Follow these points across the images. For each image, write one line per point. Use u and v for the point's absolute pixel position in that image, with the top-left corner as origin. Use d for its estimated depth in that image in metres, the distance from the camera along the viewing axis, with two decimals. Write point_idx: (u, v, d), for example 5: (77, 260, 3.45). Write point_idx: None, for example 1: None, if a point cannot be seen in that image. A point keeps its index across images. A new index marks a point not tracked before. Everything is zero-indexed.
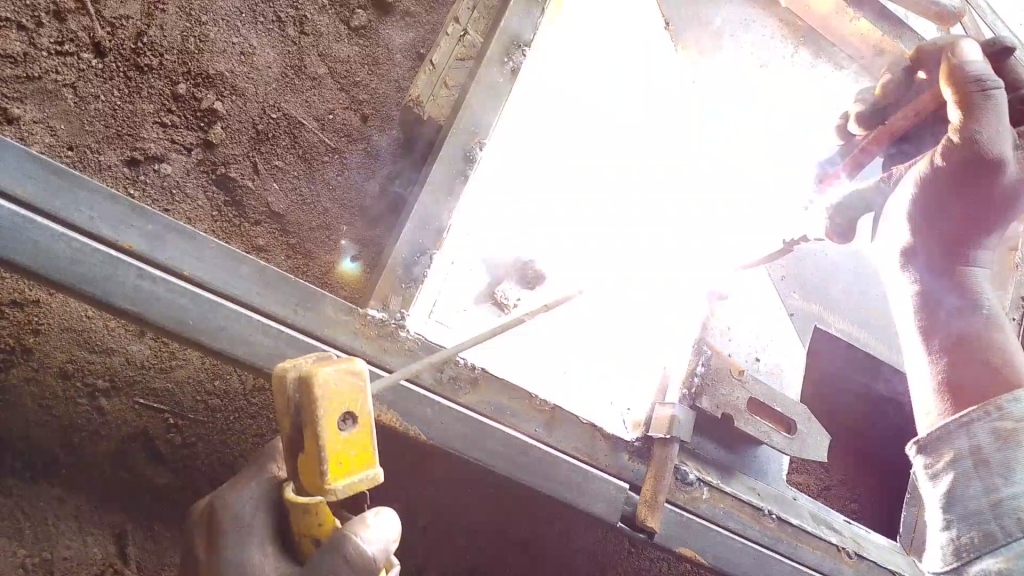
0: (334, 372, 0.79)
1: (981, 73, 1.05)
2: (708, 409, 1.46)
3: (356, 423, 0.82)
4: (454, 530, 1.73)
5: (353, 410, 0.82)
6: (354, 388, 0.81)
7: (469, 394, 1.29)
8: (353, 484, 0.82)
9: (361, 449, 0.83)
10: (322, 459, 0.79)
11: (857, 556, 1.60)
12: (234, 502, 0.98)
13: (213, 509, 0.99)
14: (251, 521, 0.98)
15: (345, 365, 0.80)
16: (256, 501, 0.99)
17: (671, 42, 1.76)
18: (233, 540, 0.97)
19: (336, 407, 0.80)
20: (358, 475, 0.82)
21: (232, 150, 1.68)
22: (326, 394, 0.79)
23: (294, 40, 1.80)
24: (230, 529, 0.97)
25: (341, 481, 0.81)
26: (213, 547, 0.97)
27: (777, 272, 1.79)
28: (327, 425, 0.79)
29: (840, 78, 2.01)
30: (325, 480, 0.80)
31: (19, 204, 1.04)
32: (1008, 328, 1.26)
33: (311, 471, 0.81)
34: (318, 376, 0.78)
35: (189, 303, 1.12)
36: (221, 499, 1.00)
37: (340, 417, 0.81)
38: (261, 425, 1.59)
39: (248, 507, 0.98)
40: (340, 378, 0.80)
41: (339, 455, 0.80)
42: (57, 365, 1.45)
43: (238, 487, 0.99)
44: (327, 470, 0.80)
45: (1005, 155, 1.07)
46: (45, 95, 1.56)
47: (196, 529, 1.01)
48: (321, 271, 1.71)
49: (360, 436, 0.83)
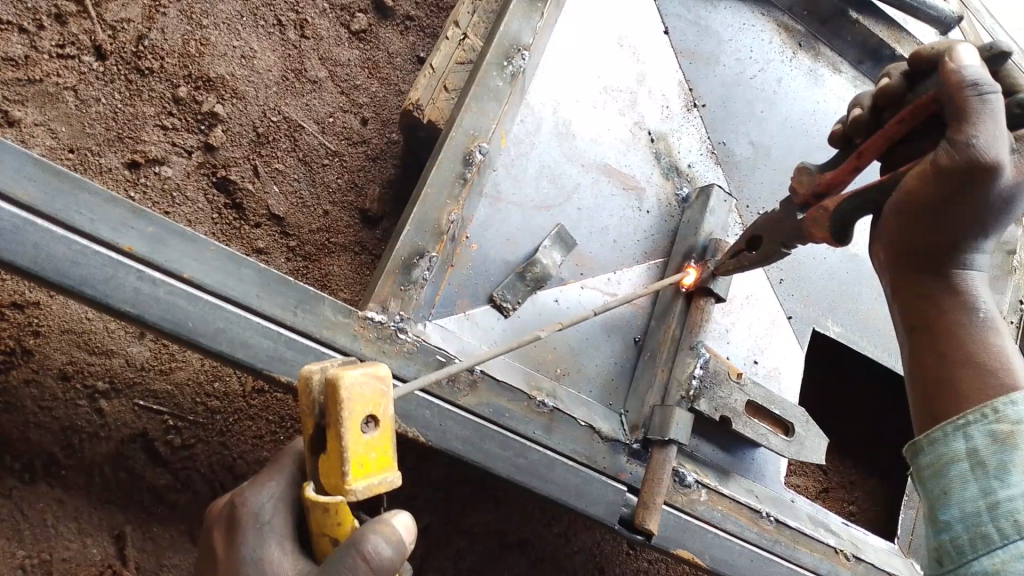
0: (360, 376, 0.79)
1: (975, 76, 1.00)
2: (706, 411, 1.48)
3: (378, 426, 0.82)
4: (453, 533, 1.73)
5: (376, 413, 0.82)
6: (378, 392, 0.81)
7: (468, 396, 1.29)
8: (373, 486, 0.82)
9: (382, 452, 0.83)
10: (344, 461, 0.79)
11: (855, 558, 1.60)
12: (254, 501, 1.00)
13: (234, 506, 1.01)
14: (269, 520, 0.99)
15: (371, 370, 0.81)
16: (277, 500, 1.01)
17: (670, 48, 1.77)
18: (252, 536, 0.97)
19: (360, 410, 0.80)
20: (379, 477, 0.82)
21: (232, 153, 1.69)
22: (350, 396, 0.79)
23: (294, 43, 1.81)
24: (250, 527, 0.98)
25: (361, 482, 0.81)
26: (230, 545, 0.99)
27: (775, 275, 1.80)
28: (351, 427, 0.79)
29: (838, 82, 2.02)
30: (346, 481, 0.80)
31: (20, 207, 1.05)
32: (1006, 335, 1.08)
33: (333, 471, 0.81)
34: (345, 379, 0.78)
35: (188, 305, 1.12)
36: (239, 499, 1.01)
37: (363, 420, 0.81)
38: (261, 427, 1.60)
39: (269, 506, 1.00)
40: (365, 382, 0.80)
41: (361, 457, 0.80)
42: (57, 367, 1.45)
43: (258, 486, 1.01)
44: (349, 471, 0.80)
45: (1001, 163, 0.99)
46: (46, 97, 1.57)
47: (215, 526, 1.03)
48: (321, 274, 1.72)
49: (381, 439, 0.83)
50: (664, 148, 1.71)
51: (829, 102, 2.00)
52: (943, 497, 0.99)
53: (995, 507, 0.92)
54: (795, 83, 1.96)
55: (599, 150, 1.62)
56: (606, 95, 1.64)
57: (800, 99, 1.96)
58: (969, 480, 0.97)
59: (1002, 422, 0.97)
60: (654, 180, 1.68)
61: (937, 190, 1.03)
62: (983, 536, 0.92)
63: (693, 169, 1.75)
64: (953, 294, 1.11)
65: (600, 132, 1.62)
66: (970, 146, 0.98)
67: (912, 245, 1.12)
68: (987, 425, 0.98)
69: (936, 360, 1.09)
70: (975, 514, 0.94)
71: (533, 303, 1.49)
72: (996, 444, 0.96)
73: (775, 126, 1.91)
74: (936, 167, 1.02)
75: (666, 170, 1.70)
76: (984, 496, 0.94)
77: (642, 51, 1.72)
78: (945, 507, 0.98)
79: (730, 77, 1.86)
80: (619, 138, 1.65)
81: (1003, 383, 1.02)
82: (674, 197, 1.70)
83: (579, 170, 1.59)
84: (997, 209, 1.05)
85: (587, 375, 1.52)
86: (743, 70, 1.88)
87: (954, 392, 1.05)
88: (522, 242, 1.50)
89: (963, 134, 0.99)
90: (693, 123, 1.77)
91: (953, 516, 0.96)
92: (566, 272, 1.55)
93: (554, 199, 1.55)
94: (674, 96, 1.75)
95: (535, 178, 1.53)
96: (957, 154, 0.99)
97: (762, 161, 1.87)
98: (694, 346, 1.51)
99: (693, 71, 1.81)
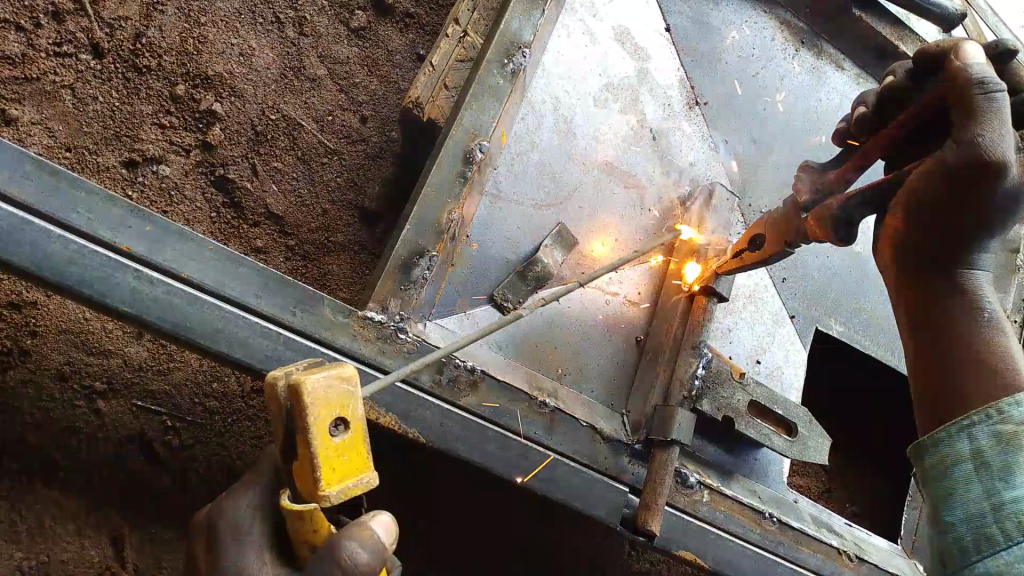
0: (324, 380, 0.79)
1: (981, 75, 0.99)
2: (708, 411, 1.46)
3: (349, 428, 0.81)
4: (453, 533, 1.72)
5: (345, 416, 0.81)
6: (345, 394, 0.80)
7: (469, 397, 1.28)
8: (348, 489, 0.81)
9: (355, 454, 0.82)
10: (314, 466, 0.78)
11: (858, 558, 1.59)
12: (231, 511, 0.97)
13: (212, 518, 0.99)
14: (249, 531, 0.97)
15: (335, 372, 0.80)
16: (255, 508, 0.98)
17: (672, 45, 1.76)
18: (232, 548, 0.96)
19: (327, 413, 0.79)
20: (353, 480, 0.81)
21: (231, 151, 1.68)
22: (315, 401, 0.78)
23: (293, 41, 1.80)
24: (229, 539, 0.96)
25: (336, 487, 0.80)
26: (212, 558, 0.97)
27: (778, 274, 1.79)
28: (319, 432, 0.78)
29: (840, 80, 2.01)
30: (319, 486, 0.79)
31: (17, 206, 1.03)
32: (1010, 334, 1.07)
33: (305, 476, 0.80)
34: (308, 383, 0.77)
35: (187, 305, 1.11)
36: (218, 509, 0.99)
37: (332, 424, 0.80)
38: (259, 427, 1.58)
39: (246, 515, 0.97)
40: (330, 385, 0.79)
41: (332, 461, 0.80)
42: (55, 367, 1.44)
43: (235, 495, 0.98)
44: (321, 477, 0.79)
45: (1006, 161, 0.97)
46: (43, 96, 1.56)
47: (197, 536, 1.01)
48: (320, 273, 1.71)
49: (353, 441, 0.82)
50: (666, 146, 1.70)
51: (832, 99, 1.99)
52: (947, 498, 0.97)
53: (1000, 509, 0.91)
54: (797, 80, 1.95)
55: (601, 147, 1.61)
56: (607, 93, 1.63)
57: (803, 98, 1.95)
58: (973, 481, 0.95)
59: (1006, 423, 0.95)
60: (656, 178, 1.67)
61: (941, 190, 1.02)
62: (986, 537, 0.91)
63: (695, 167, 1.73)
64: (956, 293, 1.10)
65: (601, 129, 1.61)
66: (976, 145, 0.97)
67: (915, 244, 1.11)
68: (991, 426, 0.96)
69: (941, 359, 1.08)
70: (979, 515, 0.93)
71: (533, 303, 1.49)
72: (1001, 445, 0.94)
73: (777, 124, 1.90)
74: (941, 166, 1.00)
75: (668, 168, 1.69)
76: (988, 497, 0.93)
77: (644, 48, 1.70)
78: (948, 508, 0.97)
79: (732, 74, 1.85)
80: (620, 135, 1.64)
81: (1008, 383, 1.01)
82: (676, 195, 1.69)
83: (580, 168, 1.58)
84: (1002, 209, 1.03)
85: (589, 375, 1.52)
86: (745, 67, 1.87)
87: (959, 391, 1.04)
88: (522, 241, 1.49)
89: (968, 132, 0.98)
90: (695, 120, 1.76)
91: (957, 517, 0.95)
92: (567, 270, 1.54)
93: (554, 197, 1.54)
94: (675, 93, 1.74)
95: (536, 177, 1.52)
96: (962, 152, 0.98)
97: (764, 160, 1.86)
98: (696, 346, 1.48)
99: (695, 69, 1.79)
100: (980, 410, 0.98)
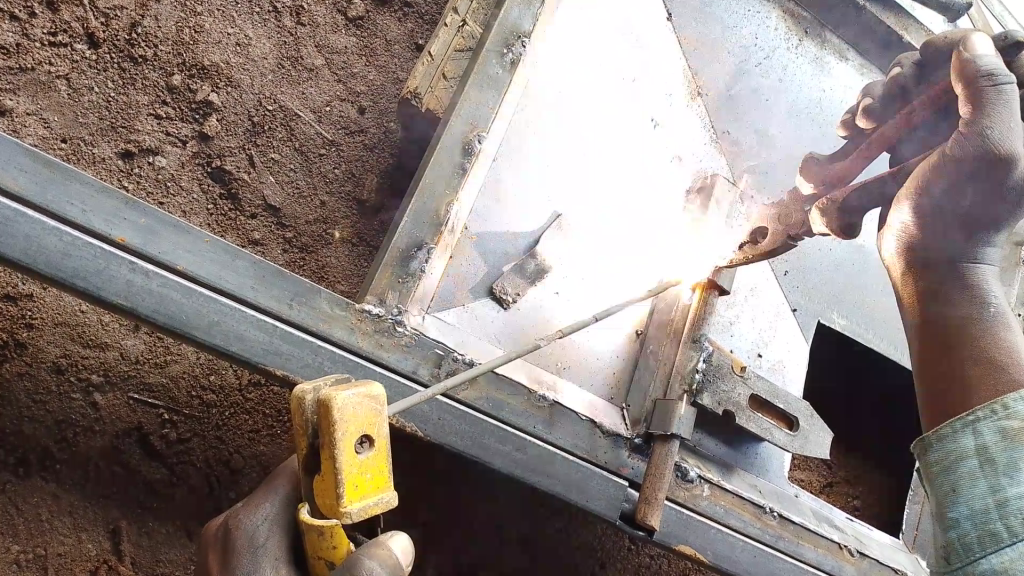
0: (353, 397, 0.78)
1: (990, 65, 0.97)
2: (708, 406, 1.45)
3: (373, 446, 0.81)
4: (454, 527, 1.71)
5: (371, 433, 0.81)
6: (372, 412, 0.80)
7: (468, 391, 1.26)
8: (368, 508, 0.82)
9: (378, 472, 0.82)
10: (339, 482, 0.79)
11: (859, 553, 1.59)
12: (248, 523, 0.98)
13: (227, 530, 1.00)
14: (264, 543, 0.97)
15: (364, 391, 0.79)
16: (271, 522, 0.99)
17: (674, 34, 1.73)
18: (247, 560, 0.96)
19: (354, 430, 0.79)
20: (374, 498, 0.82)
21: (227, 142, 1.67)
22: (343, 418, 0.78)
23: (290, 30, 1.78)
24: (244, 551, 0.96)
25: (356, 504, 0.81)
26: (225, 565, 0.98)
27: (780, 267, 1.76)
28: (345, 449, 0.78)
29: (844, 70, 1.99)
30: (341, 502, 0.80)
31: (10, 197, 1.02)
32: (1015, 330, 1.05)
33: (328, 492, 0.81)
34: (337, 400, 0.77)
35: (182, 297, 1.10)
36: (234, 521, 1.00)
37: (357, 440, 0.80)
38: (257, 421, 1.57)
39: (263, 529, 0.98)
40: (358, 403, 0.79)
41: (355, 478, 0.80)
42: (51, 360, 1.43)
43: (253, 507, 1.00)
44: (343, 493, 0.79)
45: (1015, 154, 0.95)
46: (38, 86, 1.54)
47: (209, 548, 1.03)
48: (318, 266, 1.70)
49: (376, 460, 0.82)
50: (667, 138, 1.68)
51: (836, 91, 1.97)
52: (952, 494, 0.96)
53: (1005, 505, 0.90)
54: (800, 71, 1.93)
55: (601, 138, 1.59)
56: (608, 83, 1.61)
57: (805, 89, 1.93)
58: (979, 477, 0.93)
59: (1013, 419, 0.93)
60: (656, 169, 1.65)
61: (950, 184, 1.00)
62: (991, 533, 0.90)
63: (696, 158, 1.72)
64: (962, 289, 1.08)
65: (601, 119, 1.59)
66: (983, 138, 0.96)
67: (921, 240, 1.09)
68: (997, 422, 0.94)
69: (947, 357, 1.06)
70: (984, 511, 0.92)
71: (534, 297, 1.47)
72: (1007, 441, 0.92)
73: (779, 115, 1.88)
74: (947, 158, 0.99)
75: (668, 160, 1.67)
76: (993, 493, 0.91)
77: (645, 38, 1.68)
78: (953, 504, 0.95)
79: (734, 65, 1.82)
80: (621, 126, 1.62)
81: (1012, 381, 0.99)
82: (677, 186, 1.67)
83: (580, 159, 1.56)
84: (1011, 202, 1.01)
85: (589, 369, 1.50)
86: (748, 58, 1.85)
87: (967, 388, 1.01)
88: (522, 233, 1.48)
89: (976, 125, 0.97)
90: (696, 111, 1.73)
91: (961, 514, 0.94)
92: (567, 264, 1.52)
93: (554, 189, 1.52)
94: (677, 84, 1.72)
95: (536, 168, 1.50)
96: (970, 146, 0.97)
97: (767, 151, 1.84)
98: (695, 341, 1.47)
99: (697, 58, 1.77)
100: (986, 406, 0.95)
